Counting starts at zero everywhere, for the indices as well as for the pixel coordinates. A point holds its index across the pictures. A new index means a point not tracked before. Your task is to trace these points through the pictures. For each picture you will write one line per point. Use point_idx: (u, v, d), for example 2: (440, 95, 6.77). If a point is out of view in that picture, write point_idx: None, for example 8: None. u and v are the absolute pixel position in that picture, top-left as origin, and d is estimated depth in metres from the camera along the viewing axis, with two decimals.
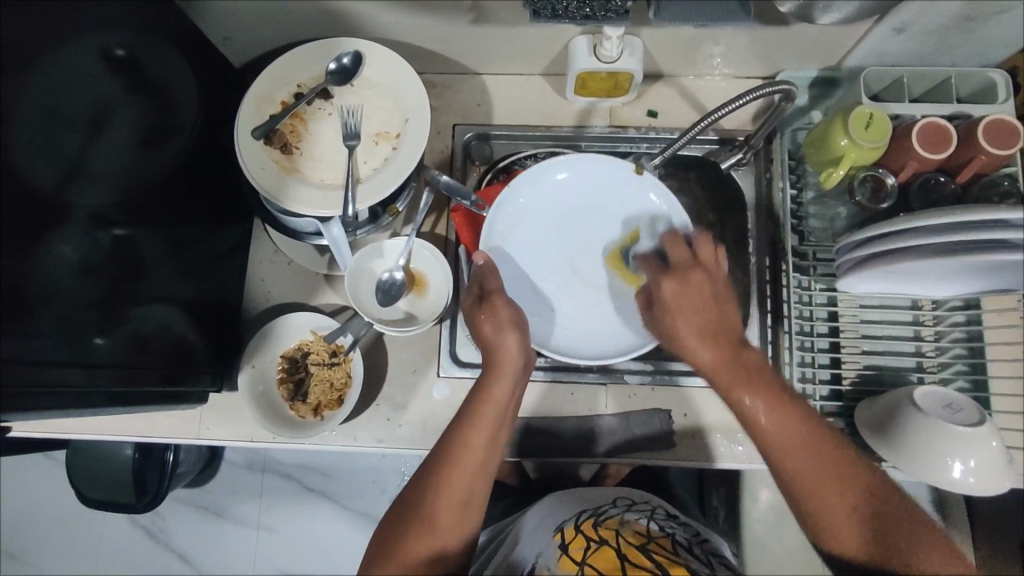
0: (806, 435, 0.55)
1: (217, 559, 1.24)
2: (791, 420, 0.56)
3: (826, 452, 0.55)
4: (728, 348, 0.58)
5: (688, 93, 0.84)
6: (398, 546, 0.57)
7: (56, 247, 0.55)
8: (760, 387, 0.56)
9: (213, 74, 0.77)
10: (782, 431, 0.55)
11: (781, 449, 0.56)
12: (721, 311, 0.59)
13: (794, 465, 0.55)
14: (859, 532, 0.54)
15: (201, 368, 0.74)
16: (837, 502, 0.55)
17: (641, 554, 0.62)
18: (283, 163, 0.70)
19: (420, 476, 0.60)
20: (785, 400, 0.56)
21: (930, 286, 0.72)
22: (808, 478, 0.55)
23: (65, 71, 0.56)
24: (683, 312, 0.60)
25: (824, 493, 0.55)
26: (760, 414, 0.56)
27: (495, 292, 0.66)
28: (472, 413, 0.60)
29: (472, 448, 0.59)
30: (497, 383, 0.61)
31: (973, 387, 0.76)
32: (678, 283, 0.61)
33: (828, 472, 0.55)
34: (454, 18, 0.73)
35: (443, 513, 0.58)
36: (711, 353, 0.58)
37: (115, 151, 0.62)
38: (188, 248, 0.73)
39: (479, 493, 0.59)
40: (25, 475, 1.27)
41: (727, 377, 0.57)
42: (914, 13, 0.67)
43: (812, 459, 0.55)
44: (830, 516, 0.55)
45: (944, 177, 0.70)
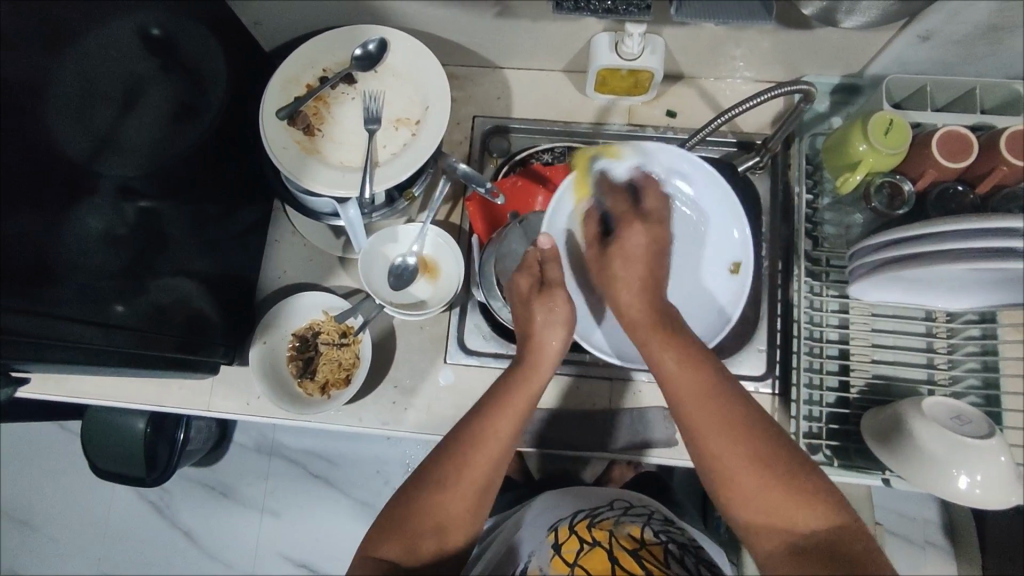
0: (714, 393, 0.54)
1: (220, 538, 1.26)
2: (695, 374, 0.55)
3: (731, 423, 0.53)
4: (658, 323, 0.59)
5: (708, 96, 0.84)
6: (413, 518, 0.57)
7: (84, 218, 0.57)
8: (677, 345, 0.57)
9: (243, 55, 0.79)
10: (682, 382, 0.55)
11: (680, 399, 0.55)
12: (651, 264, 0.62)
13: (691, 410, 0.54)
14: (763, 497, 0.52)
15: (214, 340, 0.76)
16: (748, 476, 0.52)
17: (634, 562, 0.61)
18: (304, 143, 0.71)
19: (443, 456, 0.59)
20: (695, 357, 0.56)
21: (944, 296, 0.71)
22: (715, 444, 0.53)
23: (102, 45, 0.58)
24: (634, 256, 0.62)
25: (716, 445, 0.53)
26: (670, 365, 0.56)
27: (555, 284, 0.66)
28: (503, 401, 0.61)
29: (499, 436, 0.59)
30: (534, 376, 0.63)
31: (985, 402, 0.75)
32: (641, 229, 0.63)
33: (737, 437, 0.53)
34: (479, 11, 0.74)
35: (461, 495, 0.58)
36: (637, 299, 0.61)
37: (145, 125, 0.64)
38: (209, 223, 0.75)
39: (497, 479, 0.60)
40: (42, 444, 1.31)
41: (642, 331, 0.60)
42: (939, 21, 0.67)
43: (716, 431, 0.53)
44: (729, 480, 0.53)
45: (964, 186, 0.70)
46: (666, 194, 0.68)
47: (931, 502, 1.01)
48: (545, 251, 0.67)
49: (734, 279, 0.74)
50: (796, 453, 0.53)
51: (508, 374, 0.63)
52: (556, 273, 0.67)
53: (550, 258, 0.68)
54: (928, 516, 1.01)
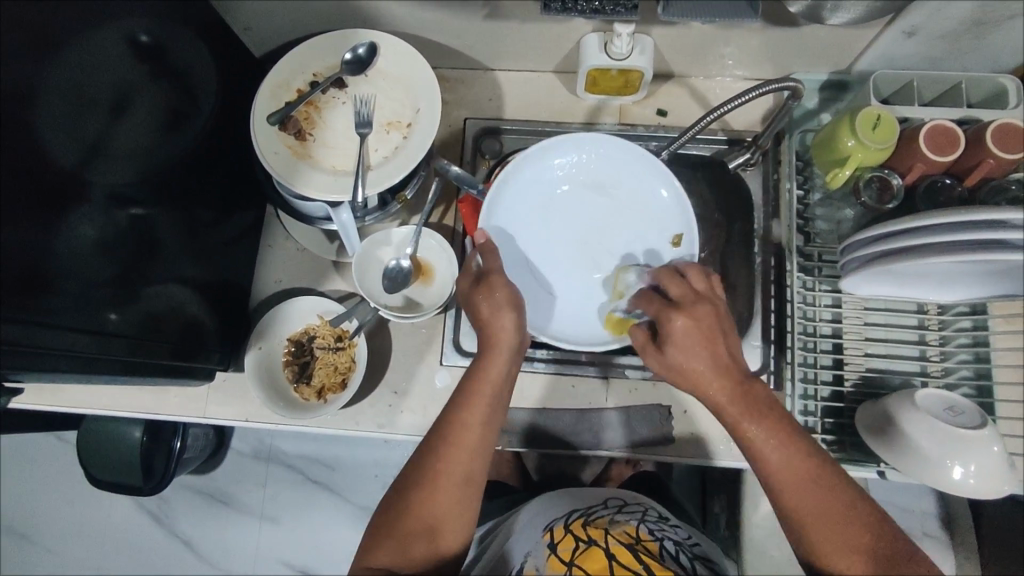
0: (806, 470, 0.55)
1: (219, 545, 1.26)
2: (801, 457, 0.55)
3: (839, 511, 0.54)
4: (748, 403, 0.57)
5: (698, 94, 0.85)
6: (402, 520, 0.58)
7: (77, 227, 0.57)
8: (766, 422, 0.56)
9: (233, 61, 0.79)
10: (786, 463, 0.55)
11: (787, 487, 0.55)
12: (720, 346, 0.58)
13: (792, 490, 0.55)
14: (866, 573, 0.53)
15: (209, 347, 0.76)
16: (843, 541, 0.54)
17: (632, 559, 0.61)
18: (296, 148, 0.72)
19: (419, 454, 0.60)
20: (783, 425, 0.56)
21: (935, 289, 0.71)
22: (811, 516, 0.55)
23: (92, 54, 0.58)
24: (682, 347, 0.57)
25: (825, 531, 0.54)
26: (761, 443, 0.56)
27: (492, 271, 0.65)
28: (469, 393, 0.60)
29: (470, 426, 0.59)
30: (495, 361, 0.62)
31: (978, 393, 0.76)
32: (689, 319, 0.58)
33: (835, 513, 0.54)
34: (469, 13, 0.74)
35: (442, 492, 0.58)
36: (718, 386, 0.57)
37: (136, 133, 0.64)
38: (202, 230, 0.75)
39: (480, 471, 0.60)
40: (38, 455, 1.30)
41: (737, 411, 0.57)
42: (924, 17, 0.68)
43: (824, 515, 0.54)
44: (836, 561, 0.54)
45: (952, 179, 0.70)
46: (692, 273, 0.62)
47: (928, 495, 1.01)
48: (482, 244, 0.67)
49: (675, 249, 0.74)
50: (861, 506, 0.55)
51: (470, 366, 0.63)
52: (493, 264, 0.66)
53: (485, 253, 0.67)
54: (926, 508, 1.01)
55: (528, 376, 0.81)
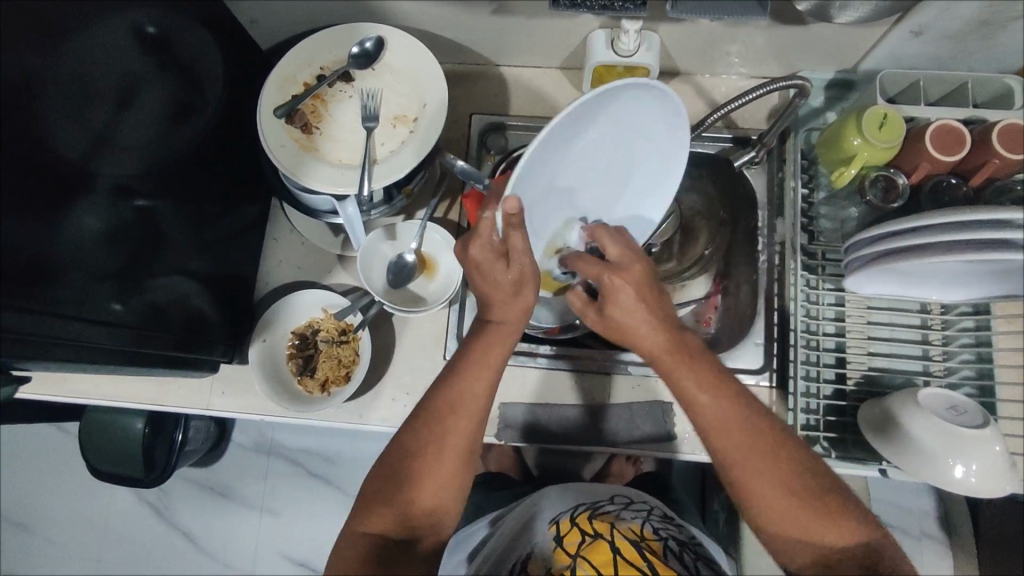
0: (739, 421, 0.55)
1: (220, 538, 1.26)
2: (740, 424, 0.55)
3: (774, 455, 0.55)
4: (678, 352, 0.57)
5: (703, 92, 0.85)
6: (399, 491, 0.57)
7: (82, 217, 0.57)
8: (700, 371, 0.57)
9: (238, 54, 0.79)
10: (717, 414, 0.56)
11: (726, 455, 0.56)
12: (658, 305, 0.58)
13: (722, 439, 0.56)
14: (803, 523, 0.54)
15: (213, 339, 0.76)
16: (781, 494, 0.54)
17: (639, 555, 0.60)
18: (302, 141, 0.72)
19: (416, 425, 0.59)
20: (720, 384, 0.56)
21: (938, 288, 0.72)
22: (755, 472, 0.55)
23: (98, 44, 0.58)
24: (632, 309, 0.56)
25: (756, 478, 0.55)
26: (691, 390, 0.56)
27: (520, 251, 0.54)
28: (469, 367, 0.59)
29: (472, 398, 0.59)
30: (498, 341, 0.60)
31: (980, 392, 0.76)
32: (626, 282, 0.56)
33: (779, 470, 0.54)
34: (476, 8, 0.74)
35: (443, 462, 0.58)
36: (654, 334, 0.57)
37: (142, 125, 0.64)
38: (207, 222, 0.75)
39: (477, 441, 0.60)
40: (39, 447, 1.30)
41: (669, 361, 0.57)
42: (931, 16, 0.68)
43: (763, 471, 0.55)
44: (761, 503, 0.55)
45: (958, 179, 0.70)
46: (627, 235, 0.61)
47: (926, 493, 1.02)
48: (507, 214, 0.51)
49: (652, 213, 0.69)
50: (813, 463, 0.56)
51: (470, 337, 0.61)
52: (519, 241, 0.54)
53: (508, 226, 0.53)
54: (926, 509, 1.01)
55: (530, 370, 0.81)
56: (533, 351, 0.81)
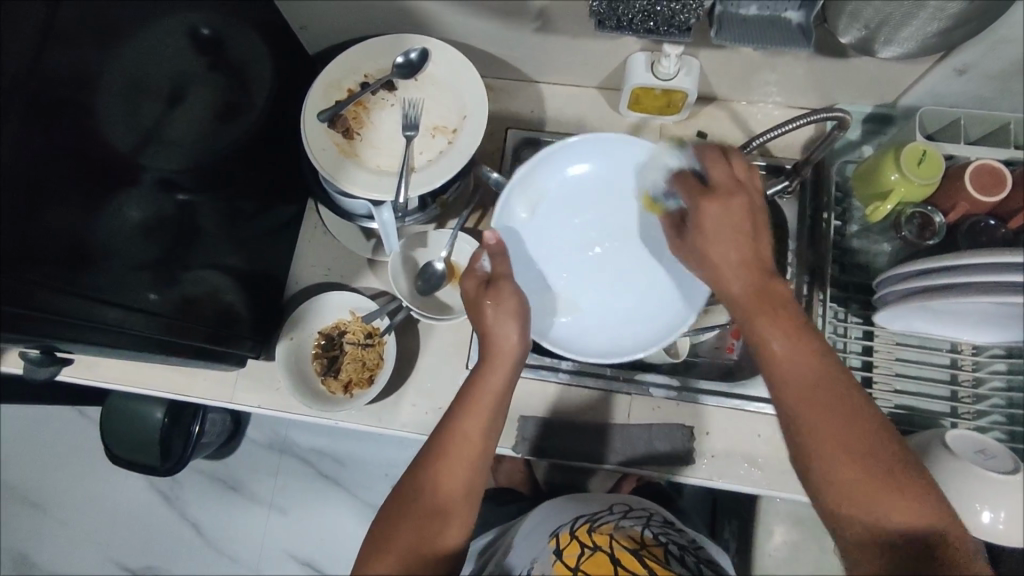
0: (813, 377, 0.51)
1: (228, 531, 1.27)
2: (808, 364, 0.52)
3: (852, 407, 0.50)
4: (759, 295, 0.55)
5: (739, 118, 0.85)
6: (398, 535, 0.56)
7: (125, 208, 0.59)
8: (783, 320, 0.54)
9: (286, 58, 0.81)
10: (793, 365, 0.52)
11: (799, 393, 0.51)
12: (760, 237, 0.58)
13: (795, 400, 0.51)
14: (847, 483, 0.49)
15: (242, 333, 0.77)
16: (860, 467, 0.49)
17: (640, 565, 0.60)
18: (343, 146, 0.73)
19: (416, 464, 0.59)
20: (803, 336, 0.53)
21: (971, 330, 0.71)
22: (829, 435, 0.50)
23: (156, 44, 0.60)
24: (715, 232, 0.58)
25: (819, 422, 0.50)
26: (773, 338, 0.53)
27: (501, 277, 0.65)
28: (468, 402, 0.59)
29: (470, 437, 0.58)
30: (495, 372, 0.61)
31: (1009, 437, 0.75)
32: (719, 206, 0.58)
33: (846, 428, 0.50)
34: (521, 25, 0.75)
35: (444, 504, 0.57)
36: (746, 280, 0.56)
37: (189, 121, 0.66)
38: (243, 220, 0.77)
39: (480, 481, 0.59)
40: (60, 430, 1.32)
41: (747, 308, 0.56)
42: (976, 55, 0.68)
43: (840, 424, 0.50)
44: (822, 442, 0.50)
45: (995, 221, 0.69)
46: (737, 157, 0.60)
47: None
48: (490, 247, 0.65)
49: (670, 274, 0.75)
50: (886, 432, 0.50)
51: (467, 378, 0.62)
52: (503, 269, 0.65)
53: (494, 255, 0.66)
54: None
55: (551, 385, 0.81)
56: (555, 366, 0.80)
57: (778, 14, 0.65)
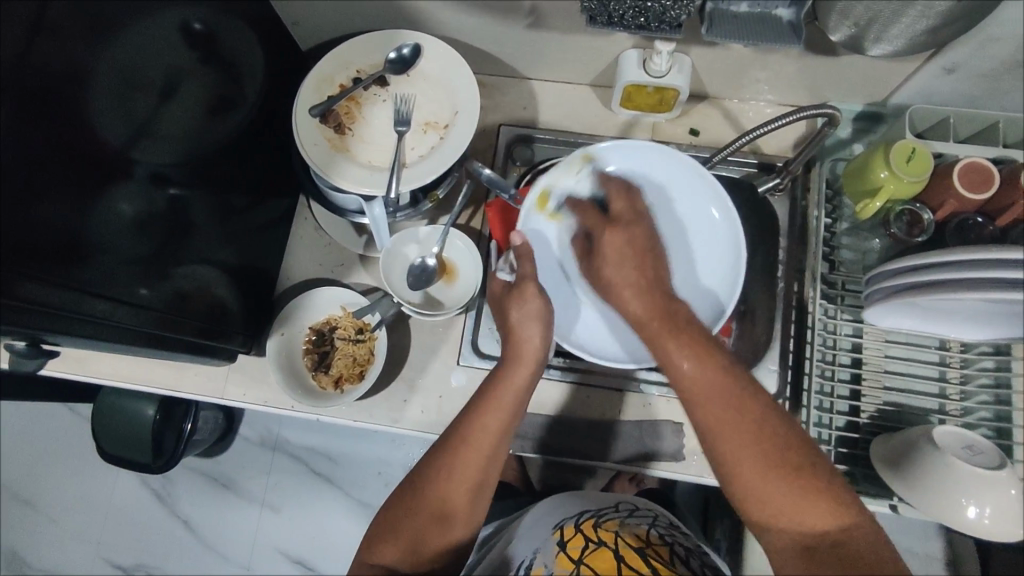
0: (706, 381, 0.52)
1: (219, 529, 1.27)
2: (709, 373, 0.52)
3: (739, 404, 0.52)
4: (666, 319, 0.55)
5: (731, 116, 0.85)
6: (405, 520, 0.59)
7: (116, 202, 0.58)
8: (684, 338, 0.54)
9: (278, 54, 0.81)
10: (698, 380, 0.53)
11: (703, 410, 0.52)
12: (649, 264, 0.58)
13: (699, 403, 0.52)
14: (782, 499, 0.50)
15: (233, 329, 0.77)
16: (743, 454, 0.51)
17: (644, 564, 0.59)
18: (334, 141, 0.73)
19: (432, 454, 0.60)
20: (706, 350, 0.53)
21: (959, 326, 0.71)
22: (720, 426, 0.52)
23: (148, 38, 0.60)
24: (614, 266, 0.59)
25: (732, 440, 0.51)
26: (674, 356, 0.54)
27: (526, 279, 0.64)
28: (486, 400, 0.60)
29: (487, 435, 0.59)
30: (516, 372, 0.61)
31: (997, 434, 0.75)
32: (618, 233, 0.60)
33: (732, 423, 0.51)
34: (512, 22, 0.75)
35: (453, 496, 0.58)
36: (643, 304, 0.57)
37: (181, 116, 0.65)
38: (234, 214, 0.77)
39: (492, 476, 0.60)
40: (52, 427, 1.32)
41: (653, 327, 0.56)
42: (965, 54, 0.68)
43: (738, 439, 0.51)
44: (741, 469, 0.51)
45: (982, 219, 0.70)
46: (639, 196, 0.64)
47: (935, 537, 0.97)
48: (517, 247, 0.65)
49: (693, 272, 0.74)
50: (802, 438, 0.52)
51: (490, 374, 0.62)
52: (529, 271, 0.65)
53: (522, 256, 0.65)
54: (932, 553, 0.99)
55: (542, 382, 0.81)
56: (546, 362, 0.81)
57: (769, 11, 0.65)
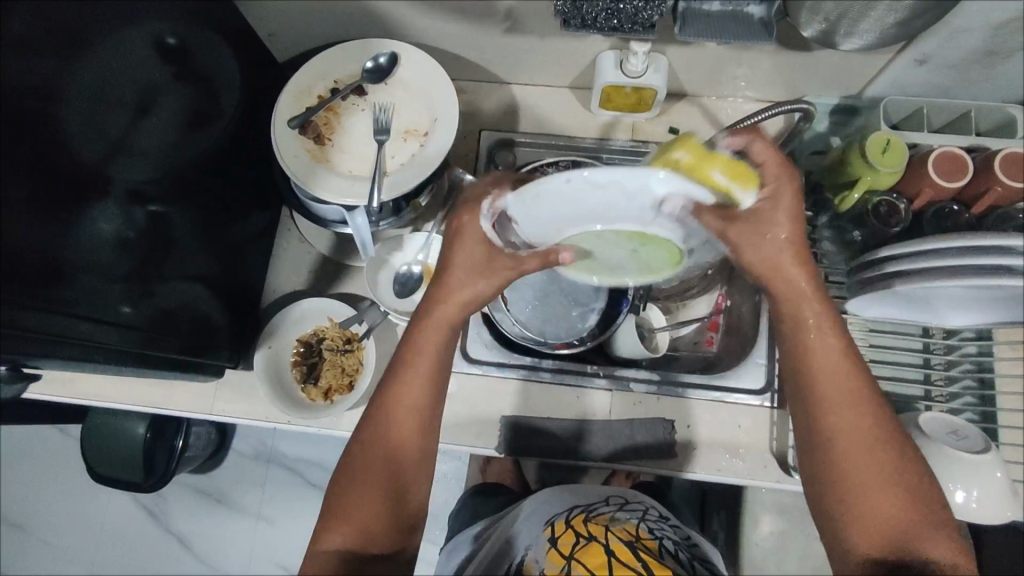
0: (846, 386, 0.54)
1: (216, 545, 1.26)
2: (848, 372, 0.54)
3: (866, 403, 0.54)
4: (818, 309, 0.55)
5: (710, 113, 0.86)
6: (346, 507, 0.56)
7: (96, 222, 0.58)
8: (836, 336, 0.55)
9: (255, 66, 0.81)
10: (834, 377, 0.54)
11: (831, 398, 0.54)
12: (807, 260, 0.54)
13: (837, 406, 0.54)
14: (883, 500, 0.52)
15: (219, 344, 0.76)
16: (869, 451, 0.53)
17: (632, 556, 0.60)
18: (315, 152, 0.73)
19: (364, 431, 0.58)
20: (854, 357, 0.55)
21: (940, 313, 0.73)
22: (850, 426, 0.53)
23: (121, 56, 0.60)
24: (785, 224, 0.52)
25: (855, 437, 0.53)
26: (815, 343, 0.55)
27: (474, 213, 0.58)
28: (406, 364, 0.58)
29: (410, 401, 0.57)
30: (432, 329, 0.58)
31: (982, 418, 0.77)
32: (788, 211, 0.52)
33: (870, 427, 0.53)
34: (488, 27, 0.76)
35: (390, 471, 0.57)
36: (798, 290, 0.55)
37: (158, 133, 0.65)
38: (217, 229, 0.76)
39: (425, 442, 0.58)
40: (41, 449, 1.30)
41: (792, 309, 0.55)
42: (935, 45, 0.69)
43: (869, 441, 0.53)
44: (856, 464, 0.53)
45: (959, 207, 0.72)
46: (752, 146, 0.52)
47: None
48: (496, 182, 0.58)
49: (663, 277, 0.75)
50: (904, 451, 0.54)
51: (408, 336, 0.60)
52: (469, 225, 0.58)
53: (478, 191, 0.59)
54: None
55: (533, 384, 0.81)
56: (535, 365, 0.81)
57: (740, 8, 0.66)
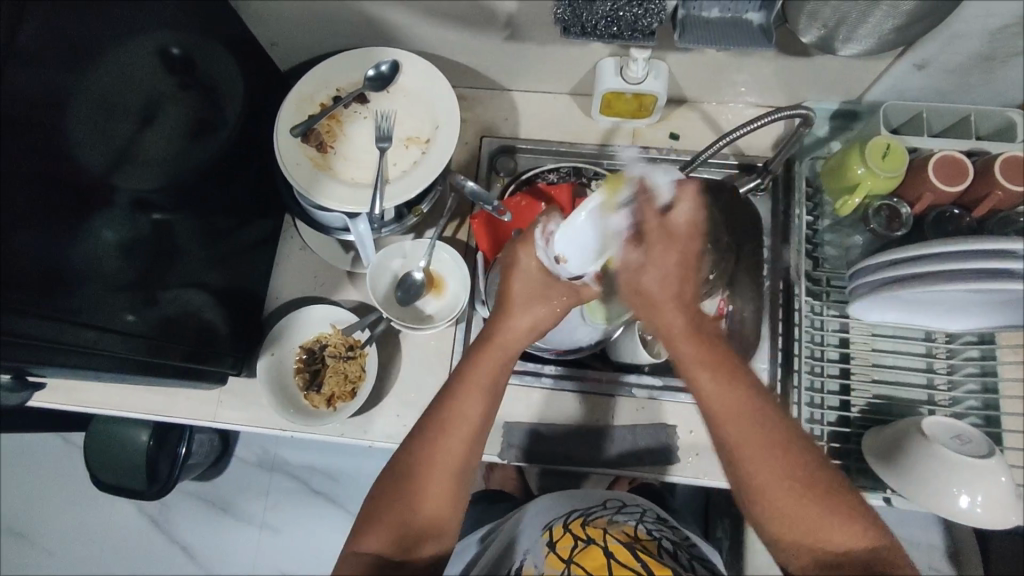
0: (740, 406, 0.52)
1: (218, 552, 1.26)
2: (739, 396, 0.52)
3: (770, 430, 0.51)
4: (693, 334, 0.54)
5: (710, 118, 0.86)
6: (389, 510, 0.55)
7: (99, 230, 0.58)
8: (716, 368, 0.53)
9: (257, 75, 0.81)
10: (723, 400, 0.52)
11: (721, 416, 0.52)
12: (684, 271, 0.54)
13: (735, 428, 0.51)
14: (799, 519, 0.50)
15: (222, 351, 0.77)
16: (771, 466, 0.50)
17: (634, 559, 0.59)
18: (317, 160, 0.74)
19: (413, 438, 0.58)
20: (731, 367, 0.53)
21: (941, 317, 0.73)
22: (751, 446, 0.51)
23: (125, 65, 0.60)
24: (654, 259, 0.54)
25: (758, 461, 0.51)
26: (706, 383, 0.53)
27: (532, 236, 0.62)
28: (466, 376, 0.58)
29: (467, 416, 0.57)
30: (494, 347, 0.59)
31: (986, 423, 0.76)
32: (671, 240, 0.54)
33: (771, 448, 0.51)
34: (489, 35, 0.76)
35: (436, 481, 0.56)
36: (673, 316, 0.54)
37: (162, 141, 0.65)
38: (220, 236, 0.77)
39: (474, 456, 0.58)
40: (45, 457, 1.31)
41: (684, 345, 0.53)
42: (934, 50, 0.69)
43: (771, 463, 0.51)
44: (756, 484, 0.51)
45: (958, 210, 0.71)
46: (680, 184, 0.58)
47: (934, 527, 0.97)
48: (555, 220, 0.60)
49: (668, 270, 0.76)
50: (816, 455, 0.52)
51: (470, 349, 0.61)
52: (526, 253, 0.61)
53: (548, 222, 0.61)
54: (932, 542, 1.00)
55: (535, 390, 0.81)
56: (538, 370, 0.81)
57: (740, 15, 0.66)
